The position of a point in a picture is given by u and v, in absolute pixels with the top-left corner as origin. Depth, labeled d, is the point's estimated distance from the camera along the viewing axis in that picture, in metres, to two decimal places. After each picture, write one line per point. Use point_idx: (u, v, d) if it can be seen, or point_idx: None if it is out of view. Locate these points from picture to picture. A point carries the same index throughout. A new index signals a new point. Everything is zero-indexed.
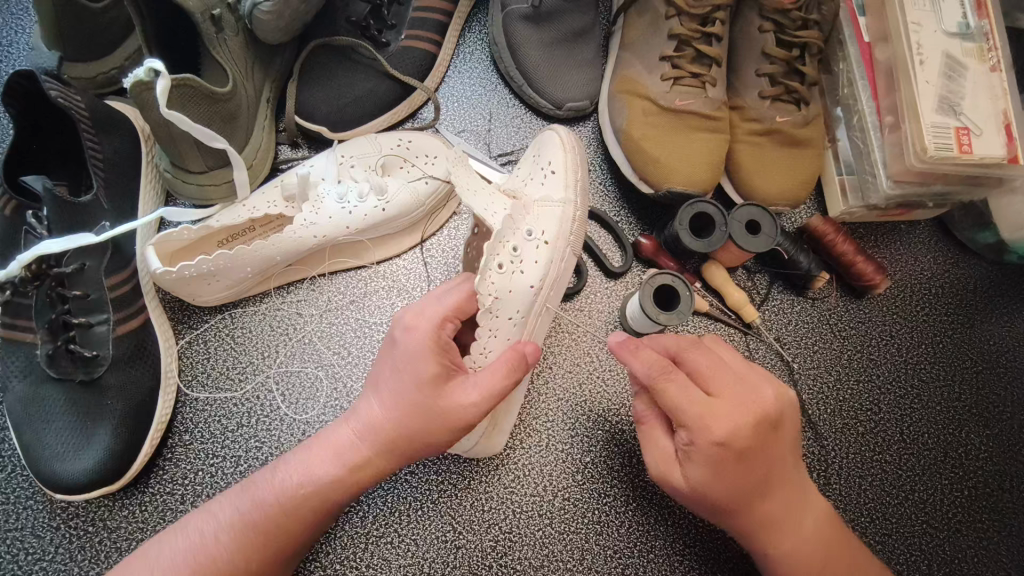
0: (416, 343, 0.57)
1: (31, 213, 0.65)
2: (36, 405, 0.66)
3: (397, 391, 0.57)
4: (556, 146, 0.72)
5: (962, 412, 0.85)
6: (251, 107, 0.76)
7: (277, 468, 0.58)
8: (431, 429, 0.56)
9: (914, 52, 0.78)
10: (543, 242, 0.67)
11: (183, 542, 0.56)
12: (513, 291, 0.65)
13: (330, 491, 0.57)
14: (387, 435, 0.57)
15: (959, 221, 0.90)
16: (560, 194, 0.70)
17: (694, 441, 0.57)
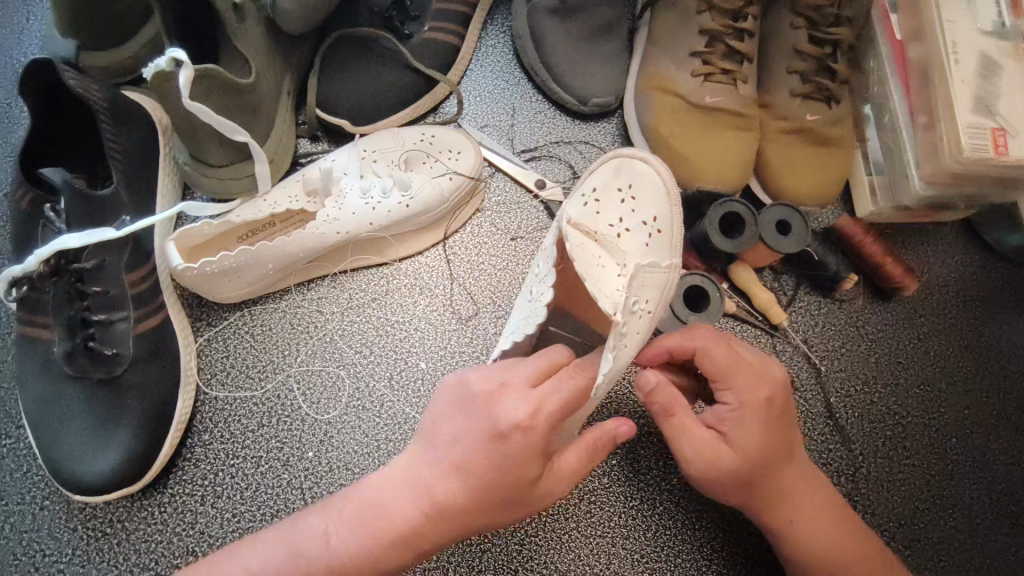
0: (523, 444, 0.53)
1: (49, 207, 0.63)
2: (54, 404, 0.65)
3: (485, 475, 0.53)
4: (659, 200, 0.67)
5: (991, 417, 0.84)
6: (273, 99, 0.74)
7: (320, 535, 0.54)
8: (485, 514, 0.54)
9: (949, 50, 0.76)
10: (646, 311, 0.62)
11: None
12: (619, 369, 0.58)
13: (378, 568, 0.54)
14: (461, 522, 0.54)
15: (987, 223, 0.89)
16: (664, 261, 0.65)
17: (743, 410, 0.59)
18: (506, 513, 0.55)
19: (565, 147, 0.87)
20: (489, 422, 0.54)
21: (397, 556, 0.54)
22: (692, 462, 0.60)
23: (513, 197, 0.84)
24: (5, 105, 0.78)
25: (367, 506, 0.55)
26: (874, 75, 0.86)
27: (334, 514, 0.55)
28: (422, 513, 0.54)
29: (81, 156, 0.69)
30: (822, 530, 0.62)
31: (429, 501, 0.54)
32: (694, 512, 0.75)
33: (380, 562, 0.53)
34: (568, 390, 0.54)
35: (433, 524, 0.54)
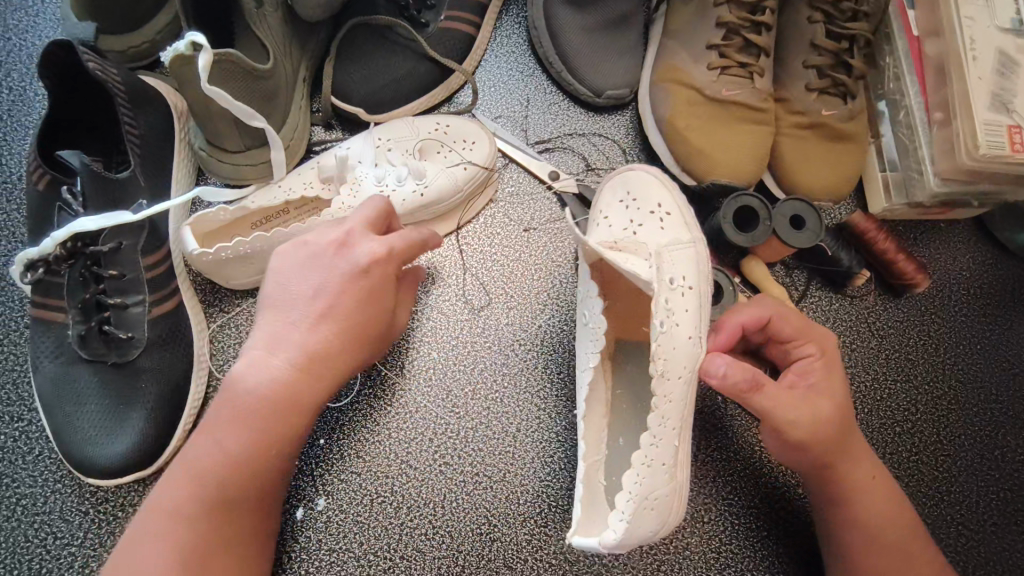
0: (334, 307, 0.59)
1: (66, 188, 0.63)
2: (68, 386, 0.65)
3: (324, 301, 0.59)
4: (658, 189, 0.70)
5: (999, 415, 0.84)
6: (289, 85, 0.74)
7: (212, 433, 0.55)
8: (362, 349, 0.61)
9: (967, 47, 0.76)
10: (686, 287, 0.63)
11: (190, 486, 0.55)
12: (676, 346, 0.60)
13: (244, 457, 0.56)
14: (316, 368, 0.58)
15: (999, 222, 0.89)
16: (685, 235, 0.67)
17: (826, 362, 0.65)
18: (361, 345, 0.61)
19: (578, 139, 0.87)
20: (310, 292, 0.59)
21: (284, 422, 0.57)
22: (784, 419, 0.60)
23: (526, 188, 0.84)
24: (20, 89, 0.78)
25: (232, 405, 0.56)
26: (890, 72, 0.86)
27: (214, 418, 0.56)
28: (291, 367, 0.57)
29: (98, 139, 0.69)
30: (885, 499, 0.65)
31: (288, 351, 0.57)
32: (702, 504, 0.75)
33: (281, 414, 0.57)
34: (405, 236, 0.63)
35: (301, 378, 0.57)
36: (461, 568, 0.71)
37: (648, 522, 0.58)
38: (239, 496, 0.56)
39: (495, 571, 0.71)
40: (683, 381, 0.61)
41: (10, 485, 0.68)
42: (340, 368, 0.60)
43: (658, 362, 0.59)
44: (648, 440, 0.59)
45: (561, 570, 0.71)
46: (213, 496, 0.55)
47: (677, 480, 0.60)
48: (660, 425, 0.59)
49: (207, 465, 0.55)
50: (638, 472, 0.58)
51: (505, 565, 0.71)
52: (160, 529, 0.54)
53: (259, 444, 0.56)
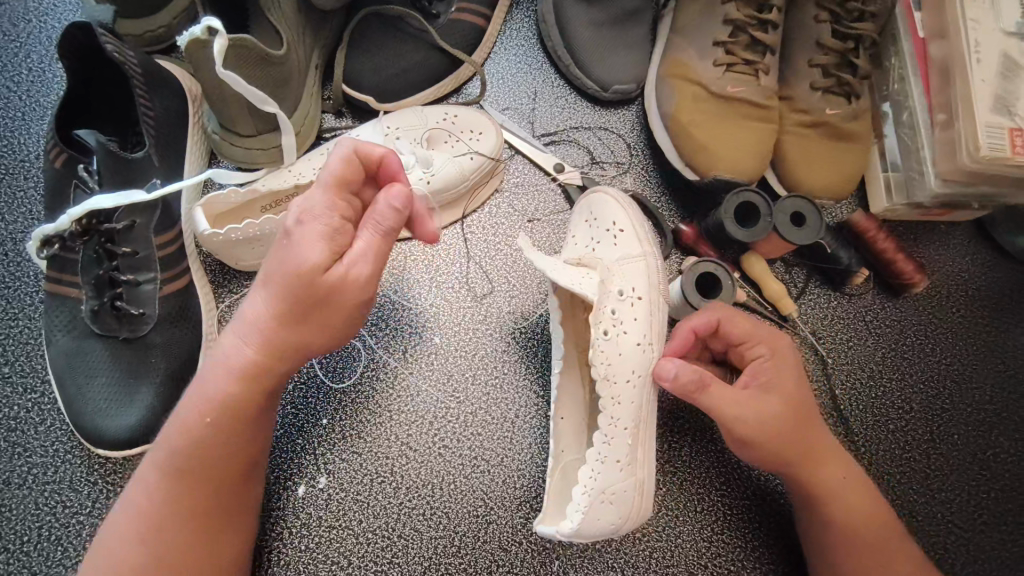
0: (295, 284, 0.53)
1: (82, 167, 0.65)
2: (80, 360, 0.66)
3: (281, 275, 0.54)
4: (615, 208, 0.71)
5: (992, 416, 0.85)
6: (302, 72, 0.76)
7: (193, 398, 0.58)
8: (317, 331, 0.57)
9: (971, 50, 0.76)
10: (636, 298, 0.67)
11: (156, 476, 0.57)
12: (621, 352, 0.64)
13: (204, 443, 0.57)
14: (284, 350, 0.57)
15: (999, 225, 0.90)
16: (637, 250, 0.69)
17: (775, 361, 0.66)
18: (325, 325, 0.57)
19: (584, 132, 0.88)
20: (277, 268, 0.54)
21: (245, 388, 0.57)
22: (738, 418, 0.62)
23: (531, 180, 0.85)
24: (39, 70, 0.79)
25: (207, 376, 0.58)
26: (895, 73, 0.87)
27: (201, 374, 0.58)
28: (253, 346, 0.56)
29: (115, 120, 0.71)
30: (856, 500, 0.66)
31: (254, 331, 0.56)
32: (696, 494, 0.76)
33: (253, 388, 0.57)
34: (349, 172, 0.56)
35: (267, 354, 0.56)
36: (456, 549, 0.72)
37: (603, 515, 0.62)
38: (211, 471, 0.58)
39: (490, 552, 0.72)
40: (635, 385, 0.64)
41: (22, 454, 0.70)
42: (305, 334, 0.56)
43: (605, 366, 0.63)
44: (601, 437, 0.63)
45: (555, 554, 0.73)
46: (187, 470, 0.57)
47: (637, 479, 0.64)
48: (612, 424, 0.63)
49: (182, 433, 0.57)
50: (593, 467, 0.62)
51: (500, 547, 0.73)
52: (130, 520, 0.57)
53: (227, 416, 0.57)
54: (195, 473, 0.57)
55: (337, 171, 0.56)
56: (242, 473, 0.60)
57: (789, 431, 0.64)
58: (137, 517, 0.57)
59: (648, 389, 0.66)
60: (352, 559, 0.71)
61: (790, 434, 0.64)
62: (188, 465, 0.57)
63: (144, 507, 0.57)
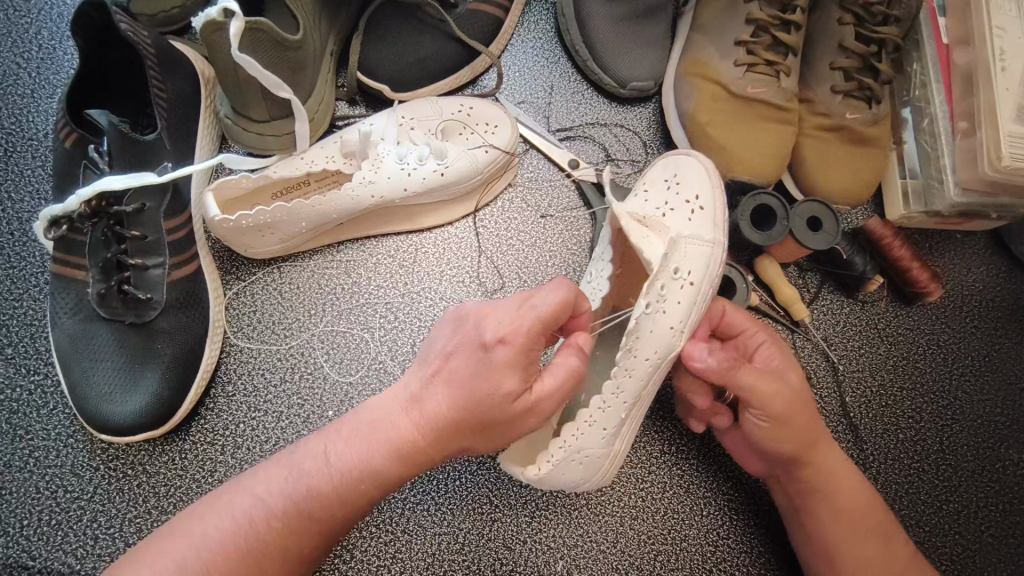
0: (487, 405, 0.54)
1: (93, 147, 0.63)
2: (85, 343, 0.65)
3: (471, 385, 0.54)
4: (699, 179, 0.68)
5: (1003, 428, 0.84)
6: (317, 58, 0.74)
7: (320, 457, 0.57)
8: (464, 443, 0.56)
9: (996, 57, 0.75)
10: (688, 282, 0.63)
11: (243, 506, 0.55)
12: (654, 331, 0.62)
13: (346, 489, 0.56)
14: (444, 439, 0.56)
15: (1016, 236, 0.88)
16: (708, 234, 0.65)
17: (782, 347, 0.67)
18: (496, 440, 0.57)
19: (601, 129, 0.87)
20: (465, 390, 0.55)
21: (394, 467, 0.56)
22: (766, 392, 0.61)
23: (546, 175, 0.84)
24: (50, 47, 0.78)
25: (356, 439, 0.56)
26: (916, 78, 0.86)
27: (333, 436, 0.58)
28: (421, 425, 0.56)
29: (126, 101, 0.70)
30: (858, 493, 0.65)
31: (426, 418, 0.56)
32: (703, 498, 0.76)
33: (382, 472, 0.56)
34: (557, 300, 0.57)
35: (426, 447, 0.56)
36: (460, 546, 0.71)
37: (569, 472, 0.63)
38: (293, 537, 0.55)
39: (494, 551, 0.72)
40: (649, 364, 0.63)
41: (23, 437, 0.69)
42: (463, 446, 0.57)
43: (636, 336, 0.61)
44: (596, 401, 0.62)
45: (559, 553, 0.72)
46: (288, 517, 0.55)
47: (610, 450, 0.64)
48: (614, 394, 0.62)
49: (291, 491, 0.55)
50: (576, 427, 0.62)
51: (504, 545, 0.72)
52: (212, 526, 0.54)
53: (353, 491, 0.56)
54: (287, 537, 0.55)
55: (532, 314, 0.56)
56: (319, 544, 0.57)
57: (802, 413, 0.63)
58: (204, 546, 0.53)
59: (660, 370, 0.64)
60: (356, 554, 0.70)
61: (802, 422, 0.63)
62: (280, 523, 0.54)
63: (220, 540, 0.53)
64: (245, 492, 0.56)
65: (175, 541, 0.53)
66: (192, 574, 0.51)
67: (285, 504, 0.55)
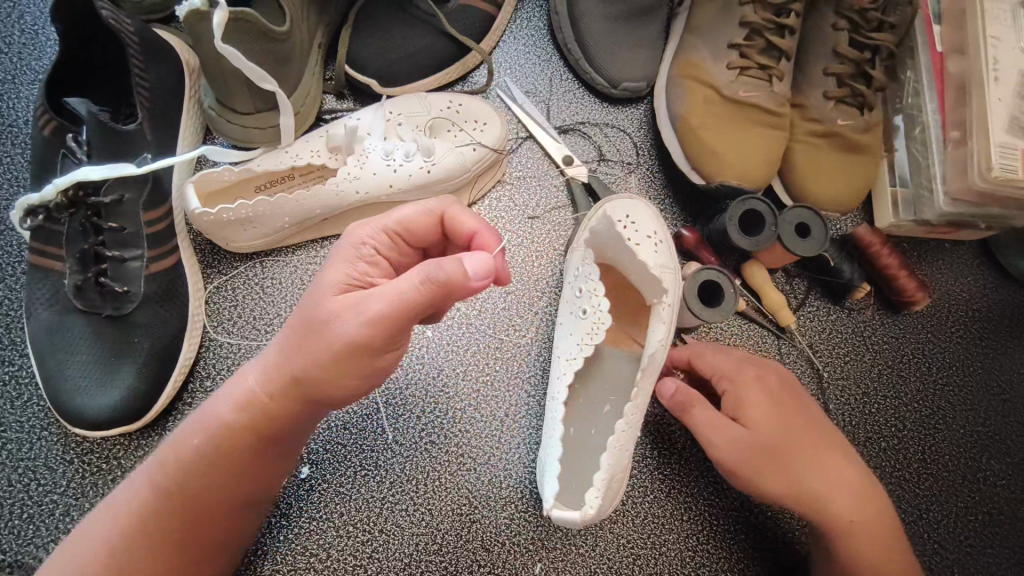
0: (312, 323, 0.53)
1: (71, 136, 0.63)
2: (61, 335, 0.65)
3: (297, 312, 0.56)
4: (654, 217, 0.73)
5: (985, 438, 0.84)
6: (304, 50, 0.73)
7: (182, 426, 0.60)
8: (307, 379, 0.54)
9: (989, 67, 0.75)
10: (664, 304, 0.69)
11: (122, 490, 0.58)
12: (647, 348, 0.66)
13: (198, 451, 0.57)
14: (279, 376, 0.55)
15: (1004, 246, 0.88)
16: (672, 261, 0.71)
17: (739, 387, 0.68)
18: (318, 355, 0.52)
19: (591, 128, 0.86)
20: (306, 336, 0.53)
21: (237, 417, 0.56)
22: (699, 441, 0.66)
23: (535, 174, 0.83)
24: (33, 32, 0.77)
25: (209, 403, 0.59)
26: (910, 86, 0.85)
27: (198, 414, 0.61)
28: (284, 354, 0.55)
29: (108, 89, 0.69)
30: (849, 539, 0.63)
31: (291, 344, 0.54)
32: (683, 503, 0.75)
33: (232, 426, 0.57)
34: (419, 207, 0.58)
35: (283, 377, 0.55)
36: (438, 547, 0.71)
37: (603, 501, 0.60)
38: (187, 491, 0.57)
39: (472, 552, 0.71)
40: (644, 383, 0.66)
41: None
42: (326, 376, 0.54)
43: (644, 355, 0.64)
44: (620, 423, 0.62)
45: (537, 556, 0.72)
46: (150, 491, 0.56)
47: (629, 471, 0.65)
48: (634, 415, 0.63)
49: (177, 446, 0.57)
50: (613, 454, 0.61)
51: (481, 546, 0.72)
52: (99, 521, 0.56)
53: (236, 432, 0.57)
54: (174, 494, 0.56)
55: (409, 222, 0.58)
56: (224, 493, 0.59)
57: (774, 438, 0.65)
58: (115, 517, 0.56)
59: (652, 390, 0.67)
60: (333, 552, 0.70)
61: (779, 445, 0.64)
62: (175, 477, 0.56)
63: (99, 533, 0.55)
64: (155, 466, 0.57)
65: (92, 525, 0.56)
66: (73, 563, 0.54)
67: (168, 466, 0.57)
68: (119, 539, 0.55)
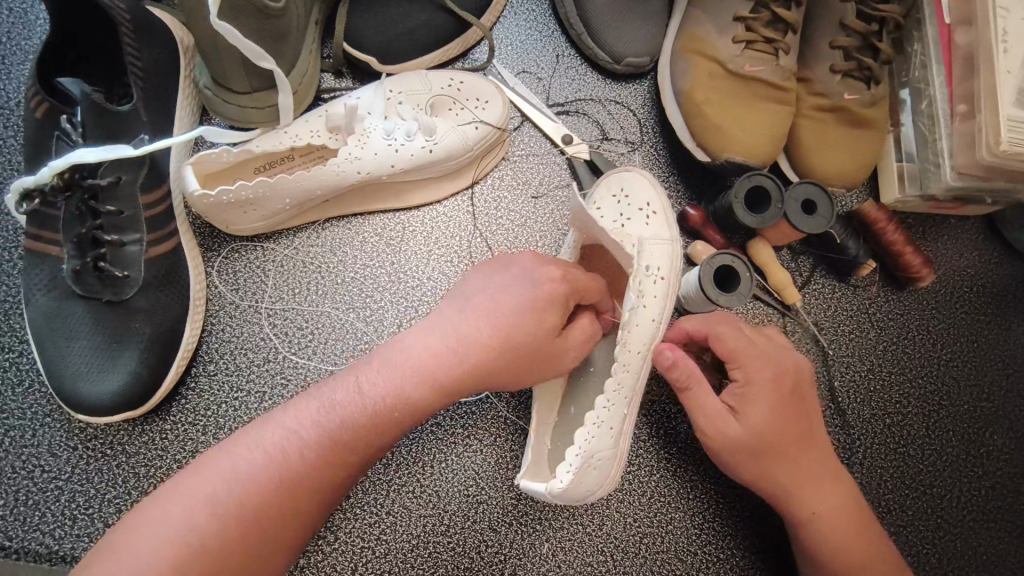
0: (475, 326, 0.59)
1: (65, 118, 0.61)
2: (59, 321, 0.64)
3: (488, 324, 0.59)
4: (646, 186, 0.71)
5: (989, 413, 0.85)
6: (300, 27, 0.71)
7: (352, 389, 0.58)
8: (445, 396, 0.59)
9: (998, 38, 0.72)
10: (659, 276, 0.67)
11: (259, 455, 0.54)
12: (638, 324, 0.64)
13: (408, 405, 0.57)
14: (453, 376, 0.58)
15: (1009, 221, 0.88)
16: (666, 235, 0.69)
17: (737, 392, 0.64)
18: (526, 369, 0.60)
19: (594, 105, 0.85)
20: (467, 311, 0.60)
21: (428, 397, 0.58)
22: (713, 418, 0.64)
23: (536, 152, 0.82)
24: (20, 10, 0.74)
25: (386, 371, 0.58)
26: (917, 59, 0.84)
27: (362, 372, 0.59)
28: (452, 354, 0.58)
29: (102, 69, 0.67)
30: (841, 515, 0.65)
31: (428, 371, 0.58)
32: (690, 481, 0.75)
33: (415, 400, 0.58)
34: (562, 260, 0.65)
35: (432, 397, 0.58)
36: (445, 529, 0.71)
37: (590, 479, 0.61)
38: (317, 479, 0.55)
39: (479, 533, 0.72)
40: (641, 356, 0.64)
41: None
42: (491, 381, 0.60)
43: (628, 329, 0.62)
44: (602, 402, 0.61)
45: (545, 535, 0.72)
46: (327, 446, 0.56)
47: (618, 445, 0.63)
48: (616, 392, 0.62)
49: (413, 398, 0.57)
50: (588, 430, 0.61)
51: (490, 527, 0.72)
52: (269, 477, 0.54)
53: (389, 414, 0.57)
54: (381, 434, 0.58)
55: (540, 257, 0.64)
56: (340, 488, 0.58)
57: (774, 446, 0.63)
58: (193, 506, 0.51)
59: (648, 365, 0.65)
60: (340, 535, 0.70)
61: (773, 448, 0.63)
62: (308, 468, 0.55)
63: (257, 473, 0.54)
64: (247, 448, 0.55)
65: (169, 505, 0.52)
66: (212, 521, 0.51)
67: (368, 414, 0.57)
68: (260, 506, 0.53)
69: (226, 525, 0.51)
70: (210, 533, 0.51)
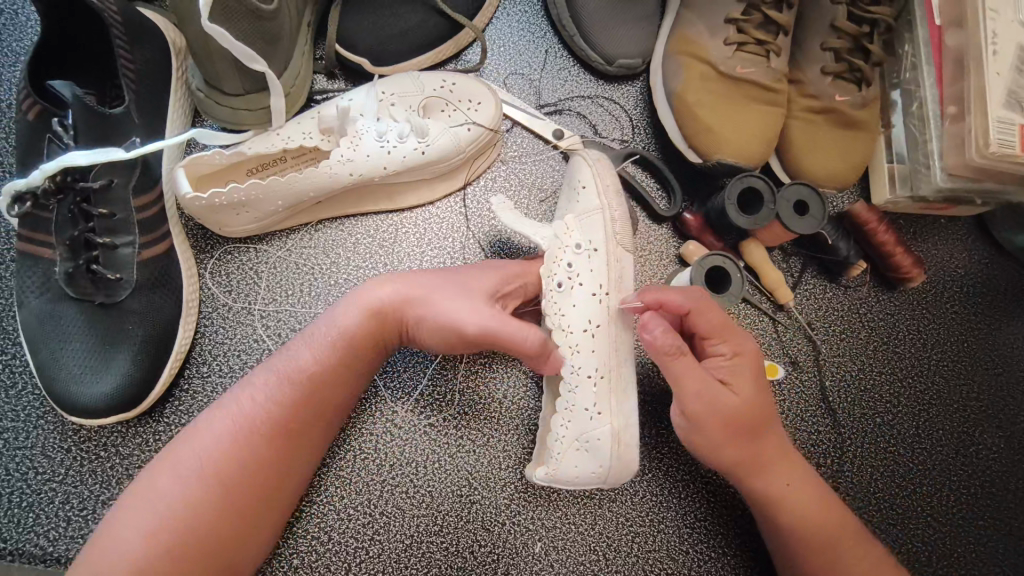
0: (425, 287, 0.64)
1: (57, 120, 0.61)
2: (52, 323, 0.64)
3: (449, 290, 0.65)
4: (580, 165, 0.71)
5: (978, 412, 0.85)
6: (293, 29, 0.71)
7: (297, 347, 0.62)
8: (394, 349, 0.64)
9: (988, 40, 0.73)
10: (594, 250, 0.67)
11: (220, 423, 0.58)
12: (574, 302, 0.65)
13: (353, 351, 0.62)
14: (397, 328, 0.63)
15: (998, 222, 0.88)
16: (597, 204, 0.69)
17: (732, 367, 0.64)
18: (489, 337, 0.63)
19: (586, 106, 0.85)
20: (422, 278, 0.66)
21: (372, 344, 0.63)
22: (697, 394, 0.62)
23: (529, 154, 0.82)
24: (12, 12, 0.74)
25: (325, 325, 0.62)
26: (907, 60, 0.84)
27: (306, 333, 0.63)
28: (394, 306, 0.62)
29: (95, 72, 0.67)
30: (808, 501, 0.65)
31: (369, 319, 0.62)
32: (681, 480, 0.76)
33: (357, 345, 0.62)
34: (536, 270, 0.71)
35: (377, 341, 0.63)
36: (439, 528, 0.72)
37: (581, 462, 0.64)
38: (281, 433, 0.59)
39: (472, 533, 0.72)
40: (591, 333, 0.65)
41: None
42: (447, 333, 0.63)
43: (560, 312, 0.65)
44: (568, 387, 0.64)
45: (538, 535, 0.73)
46: (280, 400, 0.59)
47: (610, 428, 0.64)
48: (576, 373, 0.64)
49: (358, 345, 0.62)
50: (563, 416, 0.64)
51: (482, 527, 0.72)
52: (233, 443, 0.58)
53: (336, 365, 0.61)
54: (333, 383, 0.62)
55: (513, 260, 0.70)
56: (308, 444, 0.62)
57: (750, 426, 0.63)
58: (167, 482, 0.56)
59: (609, 336, 0.65)
60: (334, 536, 0.70)
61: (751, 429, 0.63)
62: (268, 426, 0.59)
63: (219, 441, 0.58)
64: (210, 422, 0.59)
65: (143, 488, 0.56)
66: (185, 493, 0.55)
67: (317, 364, 0.61)
68: (228, 470, 0.57)
69: (197, 490, 0.55)
70: (184, 502, 0.55)
